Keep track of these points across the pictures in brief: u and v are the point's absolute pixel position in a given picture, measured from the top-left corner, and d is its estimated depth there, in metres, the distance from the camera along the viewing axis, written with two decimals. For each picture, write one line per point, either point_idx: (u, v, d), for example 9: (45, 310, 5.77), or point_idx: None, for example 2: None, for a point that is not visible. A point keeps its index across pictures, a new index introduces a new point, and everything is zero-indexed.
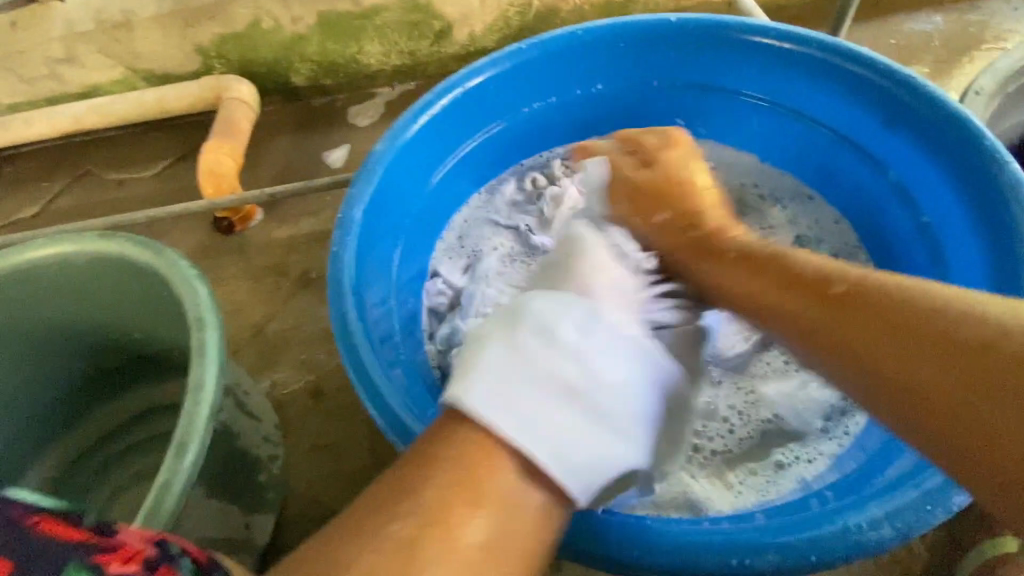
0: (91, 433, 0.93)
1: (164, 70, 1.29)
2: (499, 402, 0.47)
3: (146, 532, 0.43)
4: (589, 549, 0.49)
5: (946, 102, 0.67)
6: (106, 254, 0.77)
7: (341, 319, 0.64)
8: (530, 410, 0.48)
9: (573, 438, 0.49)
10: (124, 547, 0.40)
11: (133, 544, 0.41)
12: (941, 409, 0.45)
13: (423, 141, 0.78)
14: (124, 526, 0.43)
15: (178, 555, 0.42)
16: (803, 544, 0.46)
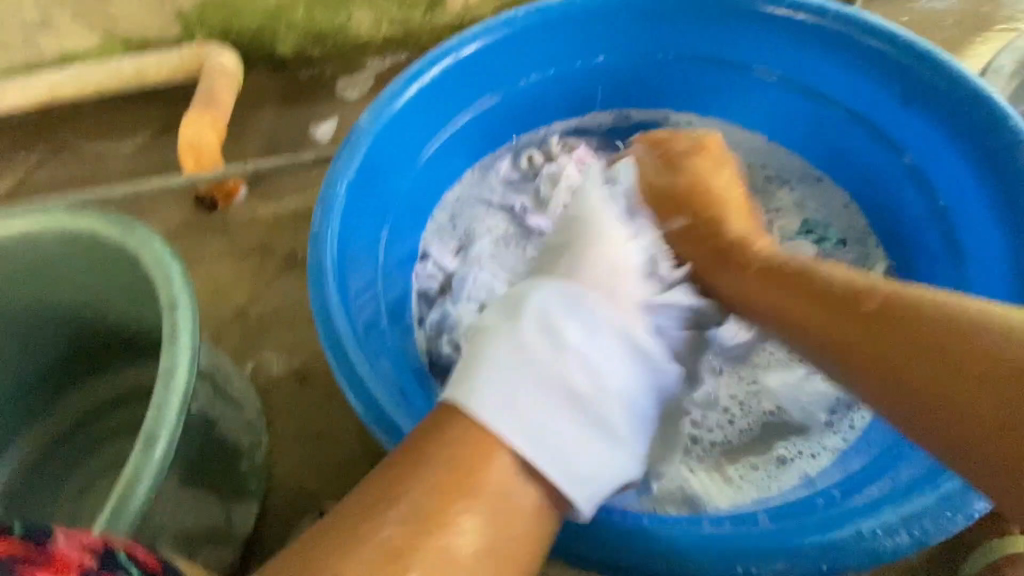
0: (68, 418, 0.89)
1: (143, 36, 1.22)
2: (508, 409, 0.45)
3: (91, 537, 0.42)
4: (593, 556, 0.46)
5: (971, 80, 0.63)
6: (75, 230, 0.72)
7: (324, 303, 0.59)
8: (525, 408, 0.45)
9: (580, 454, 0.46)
10: (62, 557, 0.39)
11: (73, 555, 0.40)
12: (875, 351, 0.49)
13: (411, 114, 0.73)
14: (64, 530, 0.42)
15: (122, 562, 0.41)
16: (814, 552, 0.44)
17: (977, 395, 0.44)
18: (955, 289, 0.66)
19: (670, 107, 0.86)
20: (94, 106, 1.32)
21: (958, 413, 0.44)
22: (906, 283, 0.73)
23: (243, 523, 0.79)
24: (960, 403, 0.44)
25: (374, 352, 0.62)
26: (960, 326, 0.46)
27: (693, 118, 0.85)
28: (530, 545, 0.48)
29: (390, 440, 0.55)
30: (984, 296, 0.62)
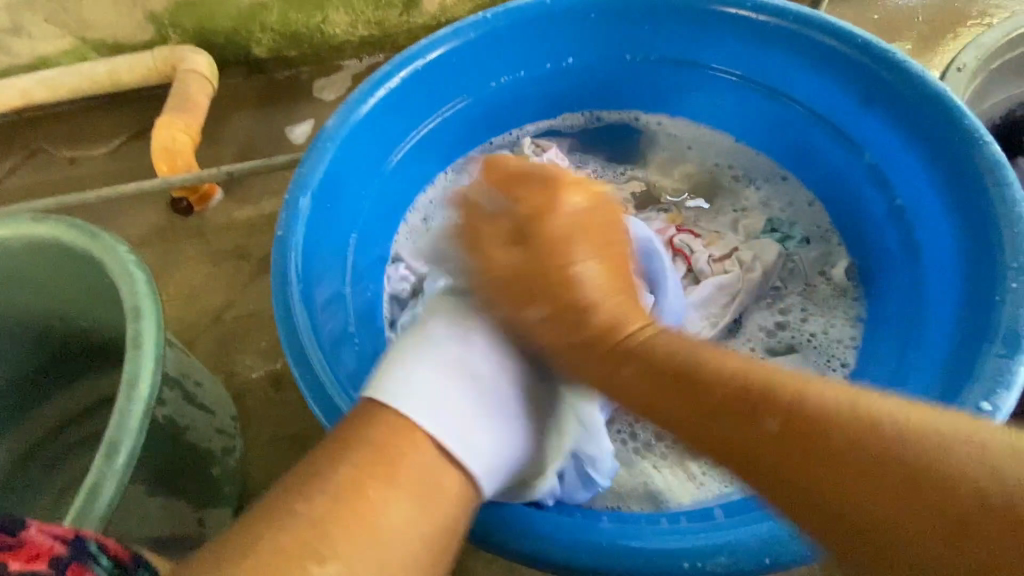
0: (41, 426, 0.89)
1: (115, 39, 1.20)
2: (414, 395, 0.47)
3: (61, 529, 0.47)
4: (541, 557, 0.48)
5: (925, 78, 0.65)
6: (38, 237, 0.72)
7: (286, 308, 0.60)
8: (437, 409, 0.47)
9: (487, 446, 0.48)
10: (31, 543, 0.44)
11: (43, 541, 0.44)
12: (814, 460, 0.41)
13: (379, 119, 0.73)
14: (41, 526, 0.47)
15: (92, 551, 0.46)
16: (756, 544, 0.45)
17: (903, 518, 0.37)
18: (911, 286, 0.67)
19: (640, 108, 0.87)
20: (69, 109, 1.30)
21: (886, 541, 0.37)
22: (868, 281, 0.74)
23: (216, 530, 0.79)
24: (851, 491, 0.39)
25: (336, 357, 0.62)
26: (943, 450, 0.37)
27: (662, 120, 0.87)
28: (487, 542, 0.48)
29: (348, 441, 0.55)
30: (935, 292, 0.63)
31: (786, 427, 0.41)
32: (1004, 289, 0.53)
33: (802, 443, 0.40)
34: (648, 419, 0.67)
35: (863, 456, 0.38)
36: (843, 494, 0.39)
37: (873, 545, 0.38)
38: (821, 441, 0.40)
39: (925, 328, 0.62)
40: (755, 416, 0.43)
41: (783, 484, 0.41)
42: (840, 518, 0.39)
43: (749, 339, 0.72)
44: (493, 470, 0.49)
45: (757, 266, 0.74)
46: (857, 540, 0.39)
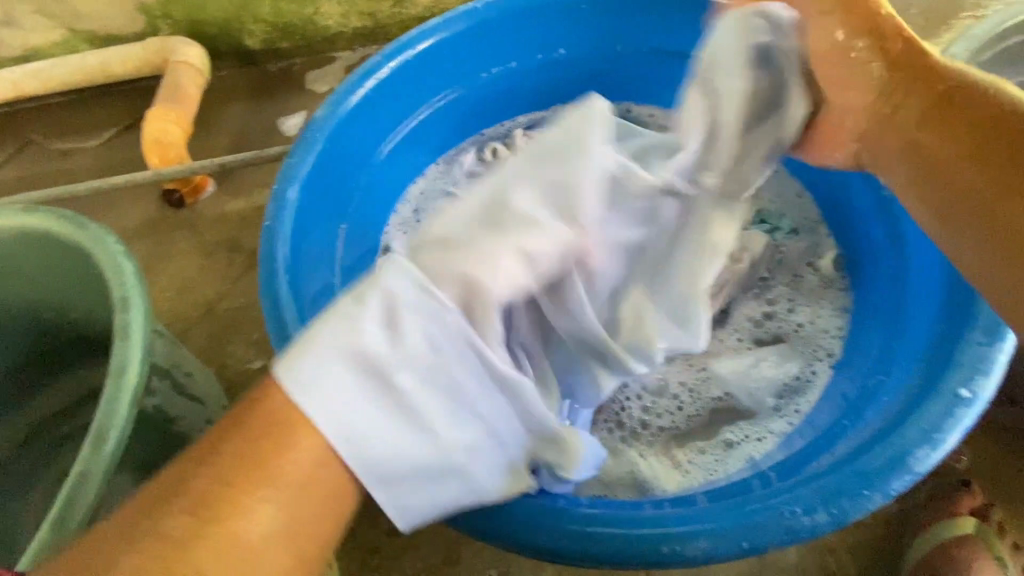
0: (32, 418, 0.89)
1: (106, 30, 1.20)
2: (325, 414, 0.40)
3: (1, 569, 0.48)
4: (522, 540, 0.48)
5: (912, 69, 0.65)
6: (30, 228, 0.72)
7: (273, 297, 0.60)
8: (350, 427, 0.40)
9: (411, 468, 0.42)
10: None
11: None
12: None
13: (368, 110, 0.73)
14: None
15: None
16: (734, 528, 0.45)
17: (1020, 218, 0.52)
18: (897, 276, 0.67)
19: (632, 100, 0.87)
20: (60, 101, 1.30)
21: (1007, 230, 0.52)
22: (855, 272, 0.74)
23: None
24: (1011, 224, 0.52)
25: None
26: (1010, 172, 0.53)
27: (654, 112, 0.87)
28: (466, 529, 0.48)
29: None
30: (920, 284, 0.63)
31: (987, 161, 0.55)
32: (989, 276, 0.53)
33: (1003, 199, 0.53)
34: (635, 408, 0.68)
35: (1009, 161, 0.54)
36: (960, 203, 0.56)
37: (1008, 231, 0.52)
38: (1017, 174, 0.53)
39: (908, 319, 0.63)
40: (947, 155, 0.57)
41: (964, 169, 0.56)
42: (990, 225, 0.53)
43: (736, 330, 0.72)
44: (416, 496, 0.43)
45: (746, 257, 0.73)
46: (991, 233, 0.53)
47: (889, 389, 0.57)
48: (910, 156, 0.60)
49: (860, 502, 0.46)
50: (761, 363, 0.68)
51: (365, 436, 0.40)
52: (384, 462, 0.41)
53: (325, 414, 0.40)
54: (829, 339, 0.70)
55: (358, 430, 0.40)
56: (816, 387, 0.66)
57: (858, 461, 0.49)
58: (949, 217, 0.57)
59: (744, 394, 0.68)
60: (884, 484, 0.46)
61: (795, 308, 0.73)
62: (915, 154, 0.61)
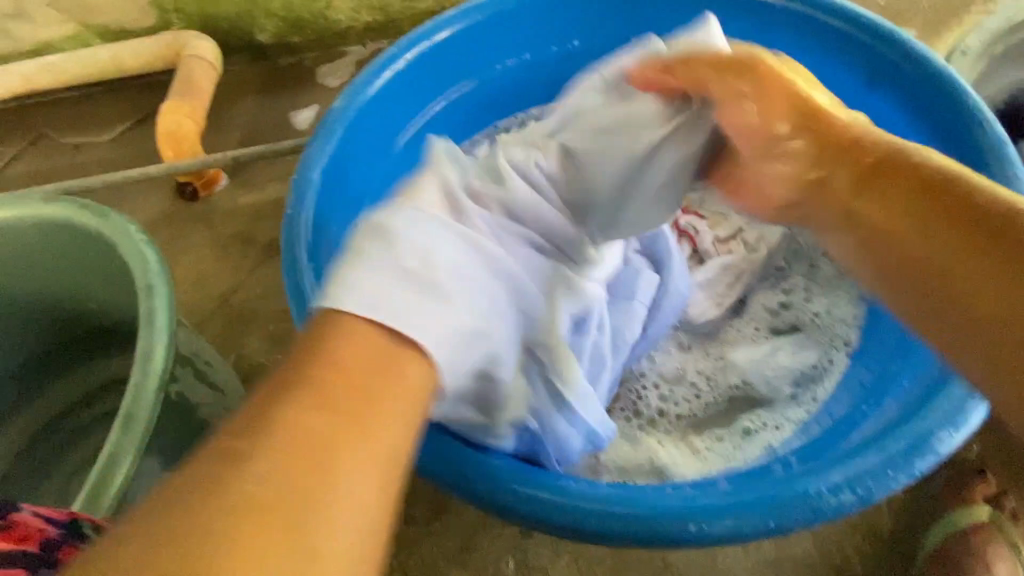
0: (52, 407, 0.90)
1: (119, 25, 1.20)
2: (369, 305, 0.40)
3: (58, 512, 0.51)
4: (547, 520, 0.48)
5: (929, 58, 0.65)
6: (52, 219, 0.73)
7: (296, 281, 0.61)
8: (394, 310, 0.40)
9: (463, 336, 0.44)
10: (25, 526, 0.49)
11: (35, 524, 0.49)
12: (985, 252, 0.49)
13: (387, 100, 0.74)
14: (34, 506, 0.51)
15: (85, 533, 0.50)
16: (760, 508, 0.46)
17: (972, 273, 0.49)
18: None
19: None
20: (72, 96, 1.31)
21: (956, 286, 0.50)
22: None
23: None
24: (976, 281, 0.49)
25: None
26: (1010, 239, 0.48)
27: None
28: (490, 506, 0.48)
29: None
30: None
31: (1006, 224, 0.49)
32: None
33: (934, 209, 0.53)
34: (653, 396, 0.69)
35: (982, 222, 0.50)
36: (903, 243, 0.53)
37: (954, 299, 0.50)
38: (991, 227, 0.50)
39: None
40: (958, 243, 0.50)
41: (898, 221, 0.54)
42: (942, 281, 0.51)
43: (753, 319, 0.73)
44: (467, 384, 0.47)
45: (761, 246, 0.75)
46: (938, 290, 0.51)
47: (909, 373, 0.58)
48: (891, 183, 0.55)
49: (883, 481, 0.47)
50: (779, 352, 0.69)
51: (416, 312, 0.41)
52: (436, 329, 0.41)
53: (367, 301, 0.40)
54: (846, 328, 0.68)
55: (404, 308, 0.40)
56: (834, 374, 0.66)
57: (880, 443, 0.49)
58: (941, 292, 0.51)
59: (762, 382, 0.68)
60: (909, 465, 0.47)
61: (811, 297, 0.72)
62: (872, 244, 0.56)
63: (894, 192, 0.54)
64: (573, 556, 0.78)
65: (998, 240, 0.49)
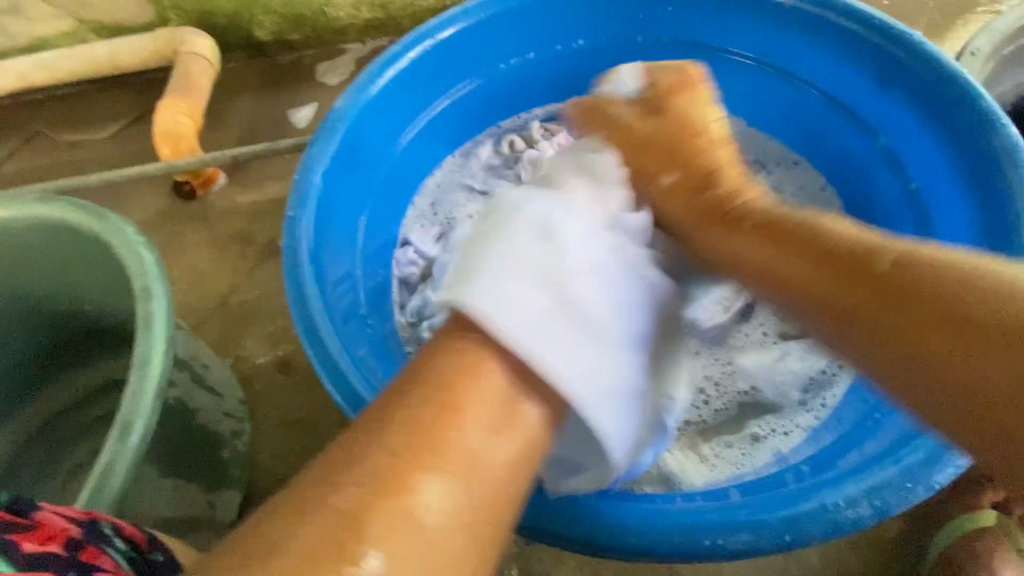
0: (47, 410, 0.88)
1: (115, 21, 1.19)
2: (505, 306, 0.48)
3: (78, 512, 0.47)
4: (563, 540, 0.49)
5: (940, 59, 0.64)
6: (46, 219, 0.71)
7: (298, 283, 0.59)
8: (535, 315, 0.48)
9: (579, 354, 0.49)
10: (47, 526, 0.45)
11: (58, 522, 0.45)
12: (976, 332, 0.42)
13: (388, 100, 0.72)
14: (52, 507, 0.47)
15: (107, 532, 0.47)
16: (776, 523, 0.45)
17: (943, 339, 0.44)
18: None
19: None
20: (68, 93, 1.29)
21: (945, 382, 0.44)
22: None
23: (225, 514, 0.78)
24: (939, 363, 0.44)
25: (351, 339, 0.62)
26: (970, 282, 0.44)
27: None
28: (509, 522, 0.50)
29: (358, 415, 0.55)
30: None
31: (901, 264, 0.48)
32: None
33: (879, 282, 0.49)
34: None
35: (958, 301, 0.44)
36: (922, 341, 0.45)
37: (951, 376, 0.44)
38: (952, 305, 0.44)
39: None
40: (939, 356, 0.44)
41: (829, 288, 0.51)
42: (894, 343, 0.47)
43: (761, 324, 0.72)
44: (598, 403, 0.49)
45: None
46: (904, 352, 0.46)
47: None
48: (769, 248, 0.57)
49: (903, 494, 0.46)
50: (787, 358, 0.69)
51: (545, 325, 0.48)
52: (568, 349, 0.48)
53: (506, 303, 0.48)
54: None
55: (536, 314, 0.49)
56: (844, 380, 0.66)
57: (898, 453, 0.49)
58: (848, 318, 0.50)
59: (770, 388, 0.68)
60: (927, 477, 0.46)
61: None
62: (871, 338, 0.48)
63: (800, 239, 0.56)
64: (577, 562, 0.77)
65: (989, 418, 0.42)
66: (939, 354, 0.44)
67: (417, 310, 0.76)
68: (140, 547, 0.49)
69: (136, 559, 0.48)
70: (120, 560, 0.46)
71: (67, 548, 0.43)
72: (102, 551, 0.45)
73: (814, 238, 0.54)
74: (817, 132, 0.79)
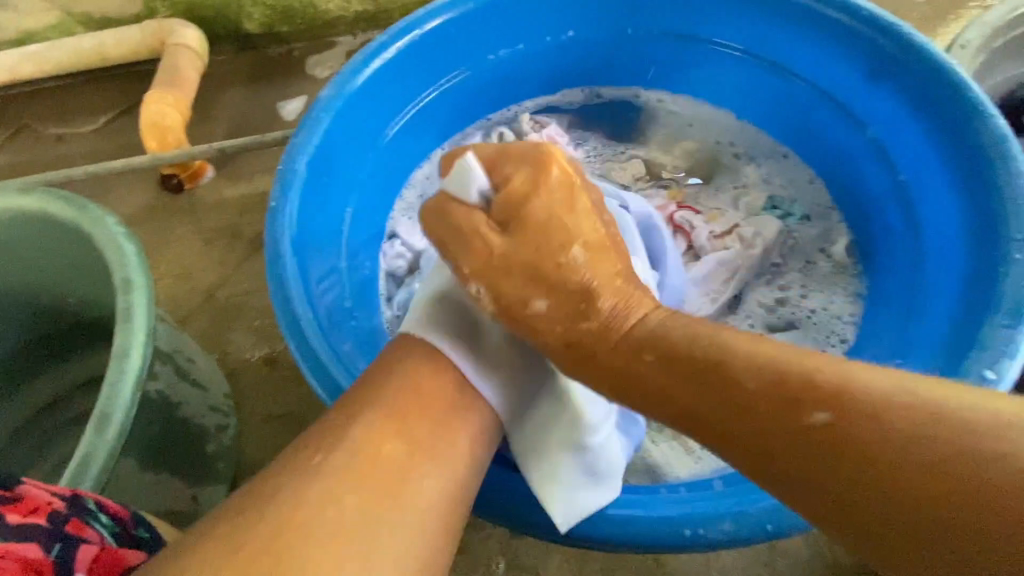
0: (31, 405, 0.87)
1: (101, 12, 1.17)
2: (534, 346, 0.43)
3: (61, 489, 0.46)
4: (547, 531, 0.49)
5: (928, 49, 0.64)
6: (25, 211, 0.70)
7: (280, 274, 0.59)
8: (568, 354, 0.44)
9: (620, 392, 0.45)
10: (29, 499, 0.43)
11: (41, 497, 0.44)
12: None
13: (374, 90, 0.72)
14: (35, 484, 0.46)
15: (91, 507, 0.46)
16: (758, 513, 0.45)
17: (868, 490, 0.33)
18: (911, 260, 0.67)
19: (641, 85, 0.85)
20: (55, 86, 1.27)
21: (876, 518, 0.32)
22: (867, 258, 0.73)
23: (209, 508, 0.78)
24: (849, 483, 0.33)
25: (334, 332, 0.61)
26: (965, 447, 0.31)
27: (663, 96, 0.85)
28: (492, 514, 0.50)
29: (337, 407, 0.54)
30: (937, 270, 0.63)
31: (837, 424, 0.34)
32: (1007, 261, 0.53)
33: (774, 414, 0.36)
34: None
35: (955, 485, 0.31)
36: (868, 480, 0.33)
37: None
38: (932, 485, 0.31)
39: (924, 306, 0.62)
40: None
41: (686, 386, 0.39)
42: (837, 468, 0.34)
43: (749, 316, 0.71)
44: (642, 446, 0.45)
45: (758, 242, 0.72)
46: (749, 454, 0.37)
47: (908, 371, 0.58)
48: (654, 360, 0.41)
49: None
50: None
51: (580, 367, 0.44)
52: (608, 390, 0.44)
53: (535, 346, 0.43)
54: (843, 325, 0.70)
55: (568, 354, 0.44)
56: None
57: None
58: (727, 439, 0.38)
59: None
60: None
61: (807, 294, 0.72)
62: None
63: (701, 372, 0.39)
64: (565, 556, 0.77)
65: None
66: (857, 510, 0.33)
67: (404, 302, 0.75)
68: (125, 523, 0.47)
69: (123, 534, 0.46)
70: (105, 534, 0.45)
71: (51, 519, 0.42)
72: (87, 524, 0.44)
73: (652, 340, 0.42)
74: (807, 125, 0.78)
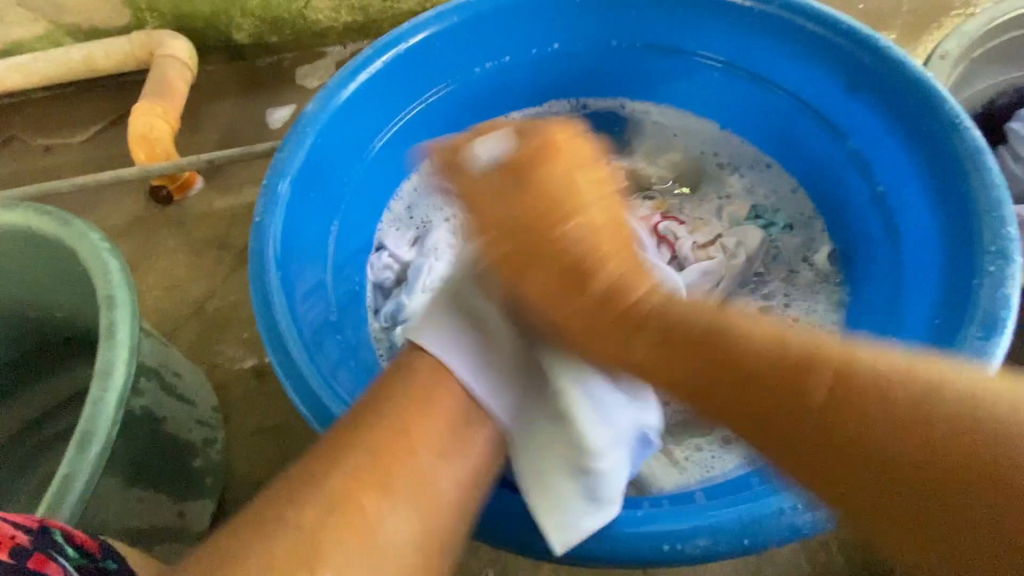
0: (14, 421, 0.87)
1: (90, 24, 1.17)
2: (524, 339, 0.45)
3: (24, 518, 0.45)
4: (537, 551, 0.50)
5: (905, 61, 0.65)
6: (7, 226, 0.69)
7: (263, 289, 0.59)
8: None
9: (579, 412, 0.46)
10: None
11: (6, 529, 0.43)
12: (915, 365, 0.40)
13: (359, 104, 0.72)
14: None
15: (58, 540, 0.45)
16: (734, 526, 0.46)
17: None
18: (891, 268, 0.68)
19: (626, 96, 0.86)
20: (43, 98, 1.27)
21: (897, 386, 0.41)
22: (849, 266, 0.75)
23: (198, 522, 0.78)
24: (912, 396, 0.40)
25: (318, 346, 0.61)
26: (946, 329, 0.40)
27: (648, 108, 0.86)
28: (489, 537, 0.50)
29: (317, 419, 0.54)
30: (915, 277, 0.64)
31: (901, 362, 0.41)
32: (981, 272, 0.54)
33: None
34: None
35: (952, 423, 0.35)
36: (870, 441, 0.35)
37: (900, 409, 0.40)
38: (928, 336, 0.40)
39: (904, 314, 0.63)
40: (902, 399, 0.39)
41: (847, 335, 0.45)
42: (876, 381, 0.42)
43: None
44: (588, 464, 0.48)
45: (739, 252, 0.76)
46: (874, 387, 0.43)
47: None
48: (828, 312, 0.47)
49: None
50: None
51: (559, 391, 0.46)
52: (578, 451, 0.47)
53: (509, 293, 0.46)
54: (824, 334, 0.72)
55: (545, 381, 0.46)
56: None
57: None
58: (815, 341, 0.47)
59: None
60: None
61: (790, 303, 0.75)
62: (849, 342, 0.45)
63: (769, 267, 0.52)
64: (553, 568, 0.77)
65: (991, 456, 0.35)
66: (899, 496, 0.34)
67: (392, 314, 0.75)
68: (92, 554, 0.46)
69: (87, 568, 0.45)
70: (70, 567, 0.44)
71: (15, 554, 0.41)
72: (51, 558, 0.43)
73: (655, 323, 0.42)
74: (791, 135, 0.79)
